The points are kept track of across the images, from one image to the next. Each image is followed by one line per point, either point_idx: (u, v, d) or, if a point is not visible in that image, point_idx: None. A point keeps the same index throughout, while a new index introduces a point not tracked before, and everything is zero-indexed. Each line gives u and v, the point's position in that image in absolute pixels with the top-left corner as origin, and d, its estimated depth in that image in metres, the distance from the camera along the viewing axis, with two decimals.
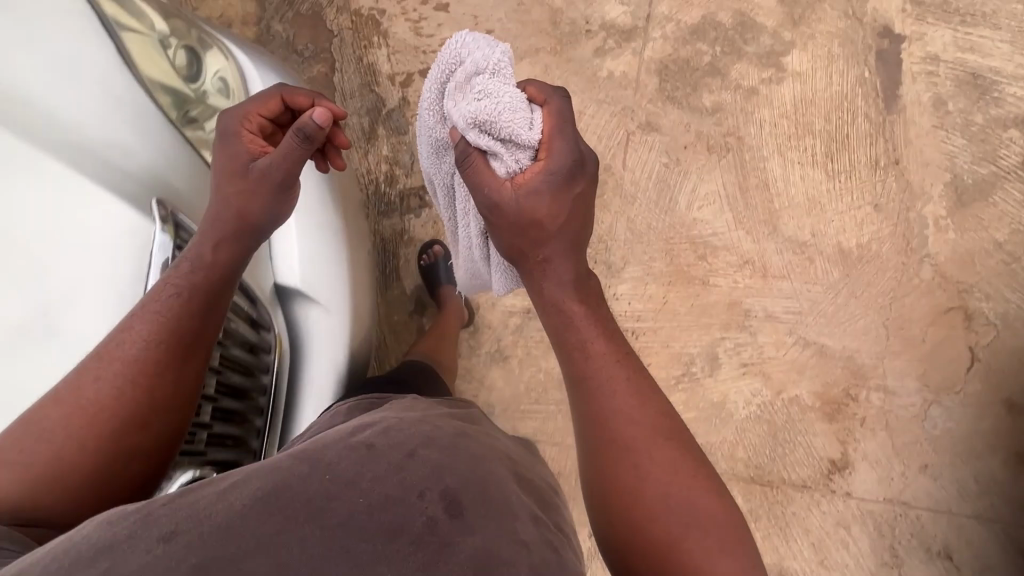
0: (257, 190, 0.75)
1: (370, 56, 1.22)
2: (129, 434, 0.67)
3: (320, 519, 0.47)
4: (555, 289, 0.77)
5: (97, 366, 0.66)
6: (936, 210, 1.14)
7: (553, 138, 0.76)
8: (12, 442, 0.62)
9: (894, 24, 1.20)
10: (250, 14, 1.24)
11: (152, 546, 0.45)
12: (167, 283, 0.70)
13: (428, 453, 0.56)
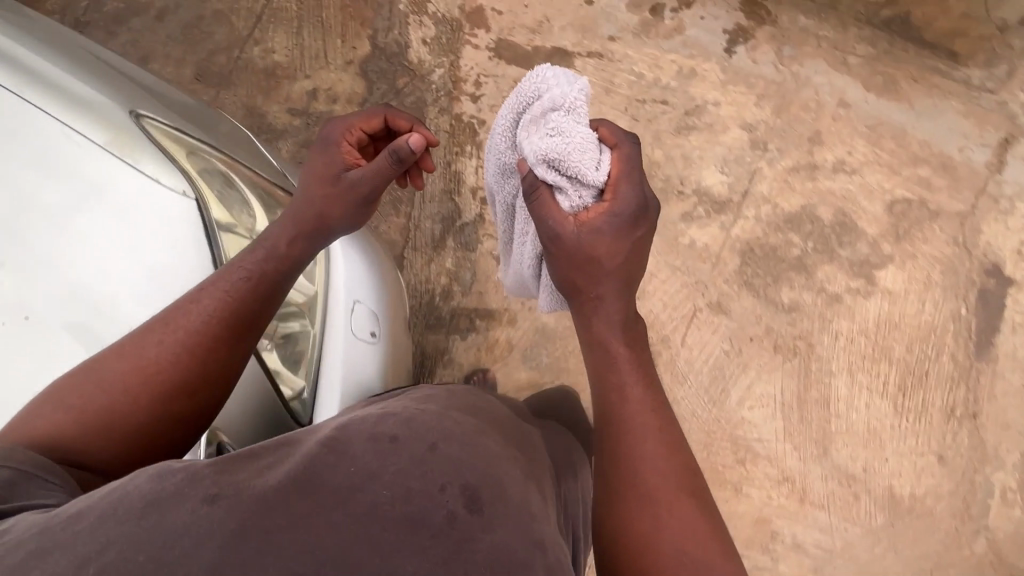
0: (343, 198, 0.81)
1: (459, 163, 1.22)
2: (173, 399, 0.68)
3: (347, 506, 0.47)
4: (604, 322, 0.77)
5: (162, 331, 0.69)
6: (1007, 479, 1.05)
7: (619, 180, 0.76)
8: (74, 385, 0.65)
9: (1005, 265, 1.13)
10: (357, 93, 1.27)
11: (197, 507, 0.46)
12: (241, 267, 0.75)
13: (450, 447, 0.55)
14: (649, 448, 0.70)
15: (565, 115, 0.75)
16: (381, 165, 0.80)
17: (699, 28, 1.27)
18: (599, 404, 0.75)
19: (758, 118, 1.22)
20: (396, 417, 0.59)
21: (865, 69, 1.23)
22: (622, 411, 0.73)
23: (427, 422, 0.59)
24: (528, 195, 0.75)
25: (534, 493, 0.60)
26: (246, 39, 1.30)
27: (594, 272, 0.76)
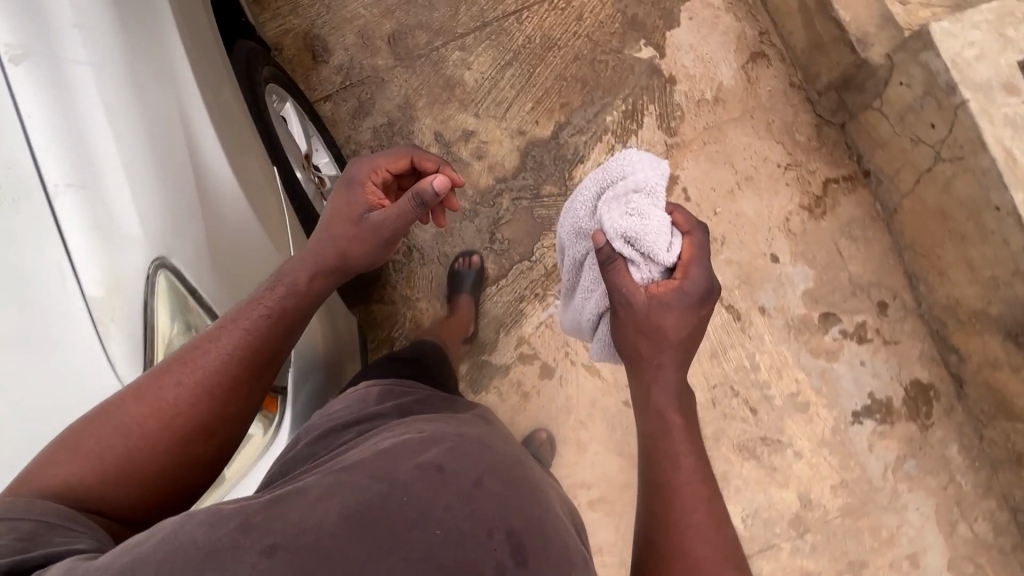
0: (365, 238, 0.74)
1: (530, 306, 1.11)
2: (193, 443, 0.60)
3: (404, 549, 0.43)
4: (661, 392, 0.69)
5: (181, 369, 0.60)
6: None
7: (692, 261, 0.72)
8: (84, 434, 0.56)
9: None
10: (504, 166, 1.16)
11: (258, 561, 0.41)
12: (260, 302, 0.66)
13: (493, 483, 0.50)
14: (698, 521, 0.60)
15: (643, 193, 0.74)
16: (403, 209, 0.72)
17: (850, 370, 1.09)
18: (647, 467, 0.65)
19: (823, 501, 1.05)
20: (421, 433, 0.55)
21: (965, 546, 1.03)
22: (673, 476, 0.63)
23: (454, 440, 0.55)
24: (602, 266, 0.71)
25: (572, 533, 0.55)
26: (457, 38, 1.20)
27: (659, 344, 0.69)
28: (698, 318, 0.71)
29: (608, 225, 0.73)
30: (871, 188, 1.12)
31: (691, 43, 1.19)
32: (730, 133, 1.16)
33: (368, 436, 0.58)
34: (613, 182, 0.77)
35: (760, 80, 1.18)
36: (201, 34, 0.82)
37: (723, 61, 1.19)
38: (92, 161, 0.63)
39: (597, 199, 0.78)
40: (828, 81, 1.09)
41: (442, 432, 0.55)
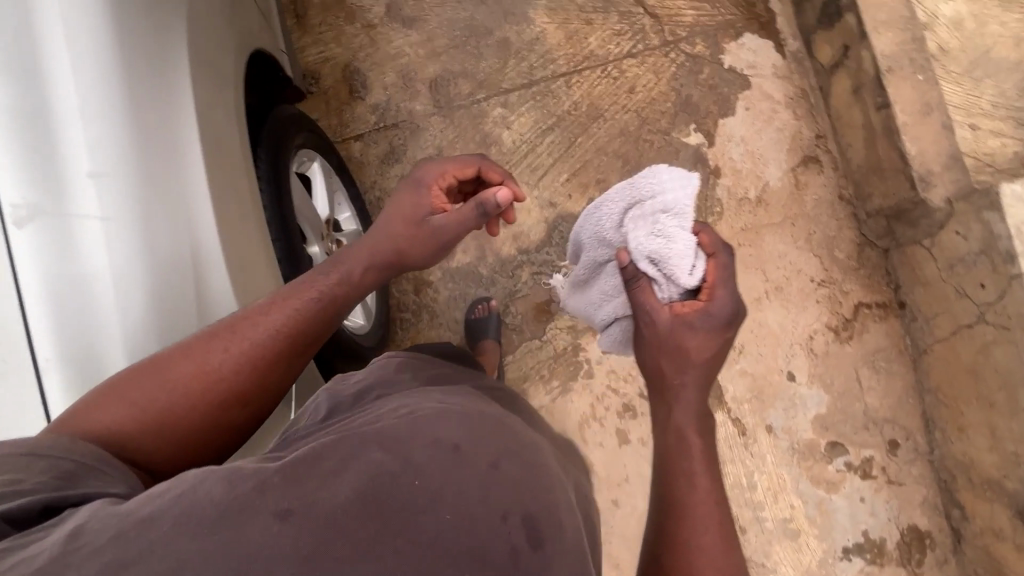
0: (425, 242, 0.71)
1: (532, 387, 1.09)
2: (228, 408, 0.57)
3: (412, 533, 0.39)
4: (683, 412, 0.64)
5: (227, 336, 0.57)
6: None
7: (719, 285, 0.68)
8: (127, 379, 0.53)
9: None
10: (529, 237, 1.12)
11: (270, 524, 0.38)
12: (313, 286, 0.64)
13: (510, 465, 0.45)
14: (710, 546, 0.55)
15: (671, 213, 0.70)
16: (467, 215, 0.70)
17: (848, 505, 1.05)
18: (657, 486, 0.61)
19: None
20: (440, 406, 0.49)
21: None
22: (686, 495, 0.58)
23: (473, 417, 0.49)
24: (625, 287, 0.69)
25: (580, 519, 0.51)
26: (501, 92, 1.15)
27: (682, 364, 0.65)
28: (722, 333, 0.67)
29: (632, 244, 0.70)
30: (904, 320, 1.07)
31: (742, 136, 1.14)
32: (768, 237, 1.11)
33: (381, 402, 0.52)
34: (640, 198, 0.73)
35: (809, 186, 1.12)
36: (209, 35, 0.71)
37: (774, 161, 1.13)
38: (73, 186, 0.55)
39: (623, 212, 0.74)
40: (880, 204, 1.04)
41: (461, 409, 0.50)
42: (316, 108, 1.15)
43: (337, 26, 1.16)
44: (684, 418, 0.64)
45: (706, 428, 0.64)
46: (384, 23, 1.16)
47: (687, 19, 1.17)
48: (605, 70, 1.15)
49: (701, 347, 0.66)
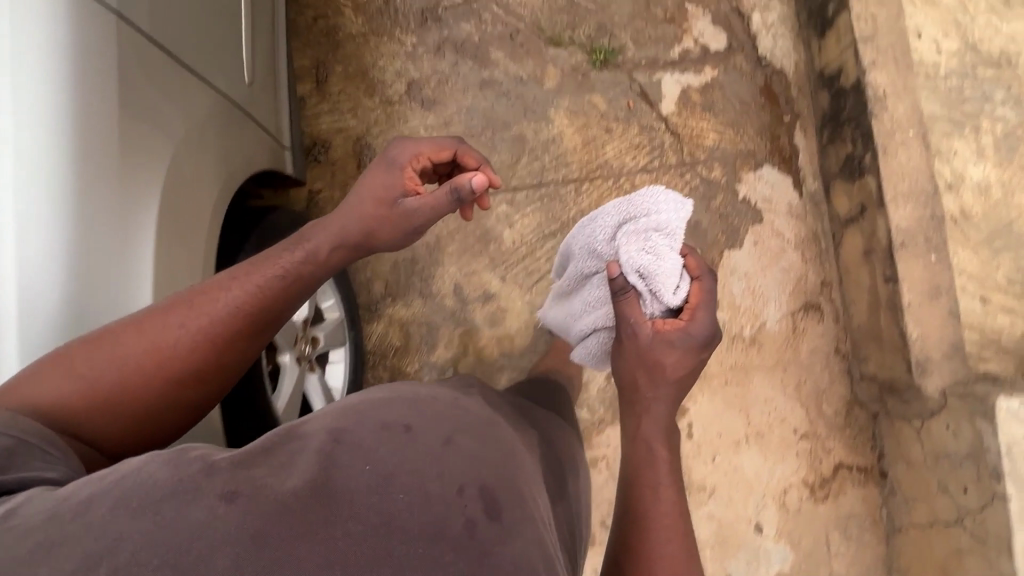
0: (396, 223, 0.73)
1: None
2: (184, 387, 0.61)
3: (364, 516, 0.41)
4: (652, 426, 0.66)
5: (184, 312, 0.60)
6: None
7: (698, 306, 0.72)
8: (77, 353, 0.56)
9: None
10: (514, 342, 1.10)
11: (216, 507, 0.40)
12: (274, 262, 0.67)
13: (463, 446, 0.50)
14: (673, 554, 0.56)
15: (662, 233, 0.77)
16: (439, 199, 0.71)
17: None
18: (624, 495, 0.63)
19: None
20: (390, 398, 0.54)
21: None
22: (651, 507, 0.60)
23: (432, 412, 0.54)
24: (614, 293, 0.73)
25: (539, 502, 0.55)
26: (509, 189, 1.13)
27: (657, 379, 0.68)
28: (701, 347, 0.69)
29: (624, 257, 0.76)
30: (882, 490, 1.04)
31: (746, 271, 1.11)
32: (756, 380, 1.08)
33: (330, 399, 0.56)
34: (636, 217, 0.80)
35: (806, 334, 1.09)
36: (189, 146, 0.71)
37: (774, 302, 1.10)
38: None
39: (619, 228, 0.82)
40: (874, 371, 1.01)
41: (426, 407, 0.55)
42: (321, 177, 1.13)
43: (356, 98, 1.15)
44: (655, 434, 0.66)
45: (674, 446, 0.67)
46: (403, 102, 1.15)
47: (708, 143, 1.15)
48: (617, 182, 1.13)
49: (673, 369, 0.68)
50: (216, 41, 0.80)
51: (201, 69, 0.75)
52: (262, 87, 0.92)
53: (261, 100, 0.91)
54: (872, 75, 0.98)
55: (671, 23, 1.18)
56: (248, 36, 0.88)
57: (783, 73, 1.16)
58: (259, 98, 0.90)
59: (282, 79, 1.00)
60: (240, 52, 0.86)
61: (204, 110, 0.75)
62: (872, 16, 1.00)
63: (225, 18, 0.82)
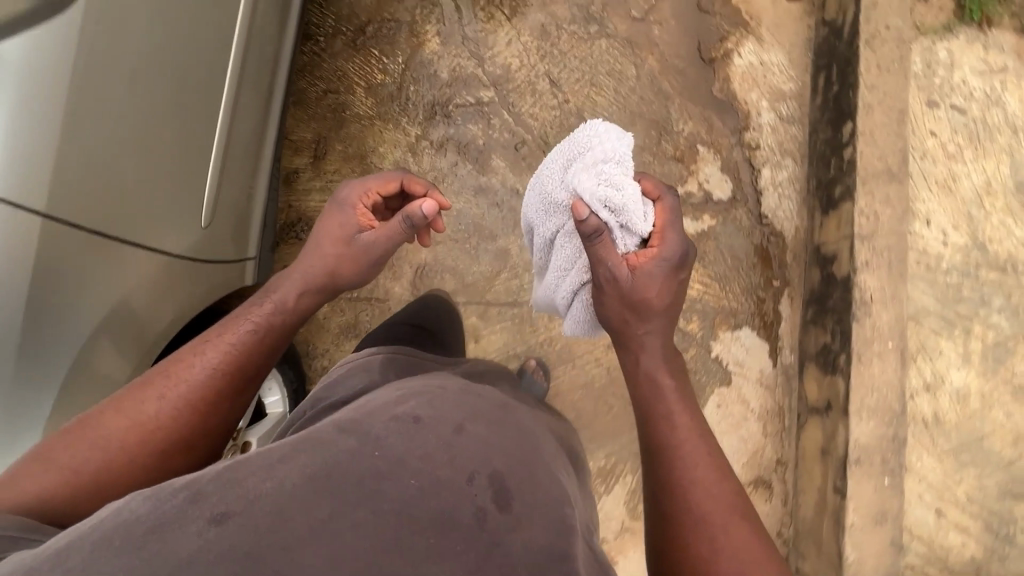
0: (353, 258, 0.84)
1: None
2: (171, 455, 0.71)
3: (373, 504, 0.44)
4: (651, 359, 0.82)
5: (162, 386, 0.72)
6: None
7: (664, 229, 0.80)
8: (61, 444, 0.67)
9: None
10: None
11: (205, 531, 0.41)
12: (246, 320, 0.79)
13: (476, 430, 0.53)
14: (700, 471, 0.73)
15: (613, 161, 0.78)
16: (392, 229, 0.81)
17: None
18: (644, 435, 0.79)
19: None
20: (400, 392, 0.58)
21: None
22: (672, 441, 0.76)
23: (445, 399, 0.56)
24: (588, 239, 0.74)
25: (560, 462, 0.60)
26: (483, 302, 1.12)
27: (647, 313, 0.80)
28: (673, 272, 0.79)
29: (586, 195, 0.75)
30: None
31: None
32: None
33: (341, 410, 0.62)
34: (581, 155, 0.79)
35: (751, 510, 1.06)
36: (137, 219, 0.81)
37: None
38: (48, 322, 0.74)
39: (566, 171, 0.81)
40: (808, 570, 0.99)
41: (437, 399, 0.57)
42: None
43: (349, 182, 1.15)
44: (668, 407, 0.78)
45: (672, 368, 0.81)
46: None
47: (691, 292, 1.13)
48: None
49: (654, 329, 0.82)
50: (185, 107, 0.85)
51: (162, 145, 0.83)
52: (244, 151, 0.99)
53: (240, 153, 0.98)
54: (862, 275, 0.95)
55: (678, 162, 1.17)
56: (231, 101, 0.93)
57: (782, 235, 1.13)
58: (237, 160, 0.98)
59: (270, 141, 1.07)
60: (217, 117, 0.91)
61: (163, 182, 0.84)
62: (875, 212, 0.97)
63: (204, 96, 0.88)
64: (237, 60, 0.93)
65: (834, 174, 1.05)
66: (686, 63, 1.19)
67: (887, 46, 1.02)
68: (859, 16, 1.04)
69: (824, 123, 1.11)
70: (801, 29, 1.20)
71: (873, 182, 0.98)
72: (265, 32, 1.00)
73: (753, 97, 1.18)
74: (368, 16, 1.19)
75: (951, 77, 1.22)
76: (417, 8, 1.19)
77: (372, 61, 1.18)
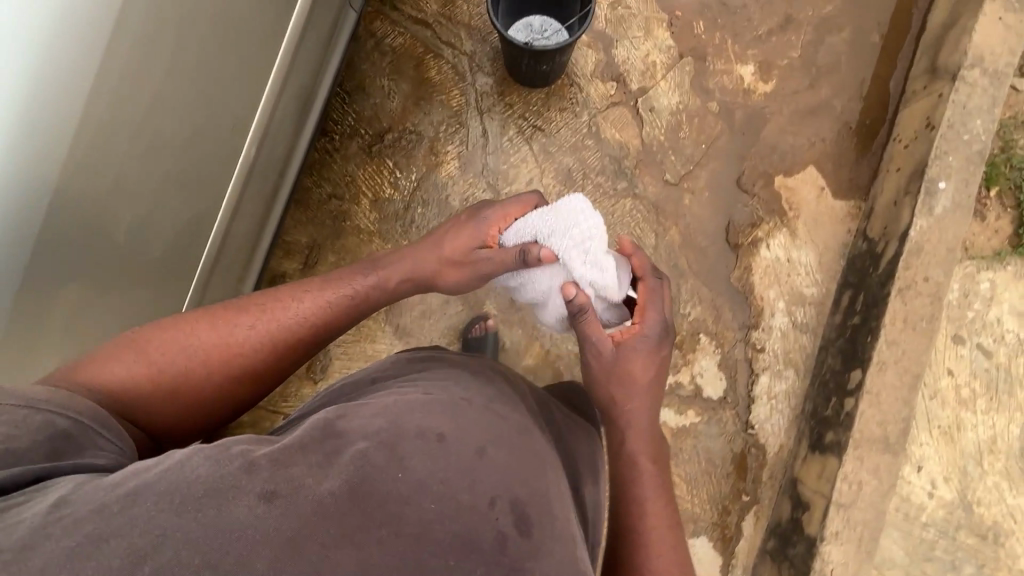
0: (463, 268, 0.82)
1: None
2: (237, 382, 0.70)
3: (396, 525, 0.45)
4: (637, 440, 0.79)
5: (258, 316, 0.73)
6: None
7: (646, 305, 0.81)
8: (150, 338, 0.67)
9: None
10: None
11: (254, 505, 0.44)
12: (350, 284, 0.80)
13: (498, 457, 0.51)
14: (664, 565, 0.70)
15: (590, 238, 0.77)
16: (507, 260, 0.78)
17: None
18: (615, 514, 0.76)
19: None
20: (424, 394, 0.56)
21: None
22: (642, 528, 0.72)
23: (467, 415, 0.55)
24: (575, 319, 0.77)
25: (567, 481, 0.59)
26: None
27: (630, 386, 0.79)
28: (659, 344, 0.80)
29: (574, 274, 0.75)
30: None
31: None
32: None
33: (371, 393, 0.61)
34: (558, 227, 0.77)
35: None
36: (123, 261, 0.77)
37: None
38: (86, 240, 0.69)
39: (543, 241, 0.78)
40: None
41: (455, 407, 0.56)
42: None
43: None
44: (640, 492, 0.75)
45: (656, 450, 0.80)
46: (378, 319, 1.11)
47: None
48: None
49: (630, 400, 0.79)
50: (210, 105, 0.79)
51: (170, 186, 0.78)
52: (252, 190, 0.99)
53: (245, 212, 0.98)
54: (828, 546, 0.91)
55: (676, 348, 1.11)
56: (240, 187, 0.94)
57: (764, 449, 1.08)
58: (226, 257, 0.99)
59: (263, 247, 1.08)
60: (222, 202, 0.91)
61: (165, 211, 0.80)
62: (860, 481, 0.92)
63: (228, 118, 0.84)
64: (252, 146, 0.92)
65: (830, 414, 1.00)
66: (709, 242, 1.12)
67: (920, 300, 0.94)
68: (898, 258, 0.97)
69: (836, 348, 1.04)
70: (840, 230, 1.12)
71: (866, 448, 0.92)
72: (283, 126, 1.00)
73: (771, 295, 1.11)
74: (390, 122, 1.13)
75: (986, 314, 1.14)
76: (442, 124, 1.13)
77: (383, 172, 1.12)
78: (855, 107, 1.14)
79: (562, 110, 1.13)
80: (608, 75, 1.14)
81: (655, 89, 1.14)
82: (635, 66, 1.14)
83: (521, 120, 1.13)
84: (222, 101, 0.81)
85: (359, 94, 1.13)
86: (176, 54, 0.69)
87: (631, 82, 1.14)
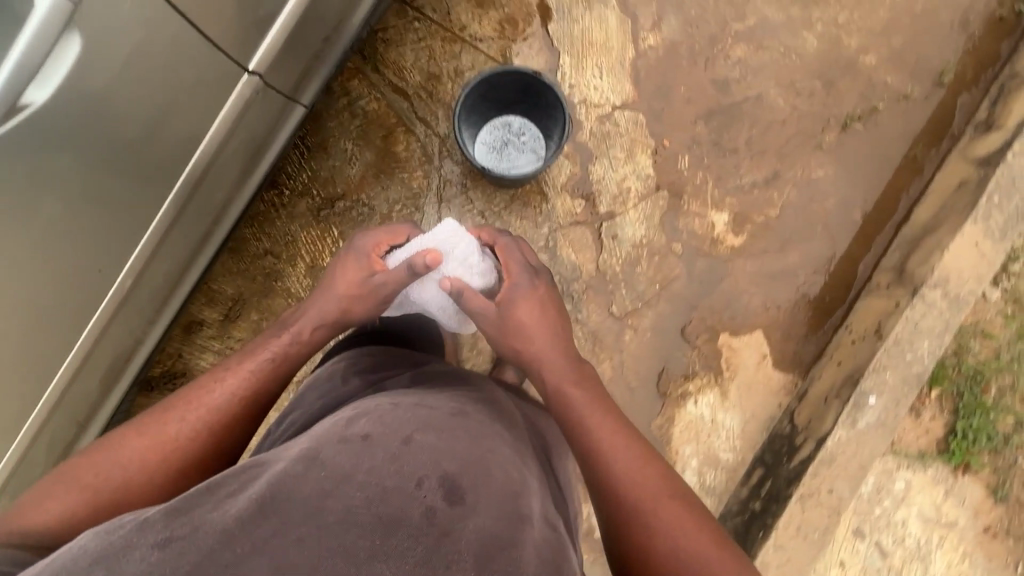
0: (369, 299, 0.78)
1: None
2: (187, 475, 0.62)
3: (318, 519, 0.39)
4: (554, 372, 0.74)
5: (183, 407, 0.65)
6: None
7: (509, 261, 0.82)
8: (80, 462, 0.60)
9: None
10: None
11: (148, 554, 0.37)
12: (267, 349, 0.74)
13: (427, 440, 0.47)
14: (624, 458, 0.63)
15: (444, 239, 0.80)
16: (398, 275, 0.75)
17: None
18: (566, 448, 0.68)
19: None
20: (351, 412, 0.52)
21: None
22: (589, 434, 0.66)
23: (400, 413, 0.51)
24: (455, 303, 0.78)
25: (538, 480, 0.56)
26: None
27: (524, 333, 0.78)
28: (532, 281, 0.81)
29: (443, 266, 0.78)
30: None
31: None
32: None
33: None
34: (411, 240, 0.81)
35: None
36: (63, 240, 0.72)
37: None
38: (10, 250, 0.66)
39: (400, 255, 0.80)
40: None
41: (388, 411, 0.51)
42: None
43: None
44: (574, 412, 0.69)
45: (580, 372, 0.75)
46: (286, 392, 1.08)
47: None
48: None
49: (558, 371, 0.75)
50: (176, 97, 0.74)
51: (112, 164, 0.73)
52: (202, 207, 0.93)
53: (188, 217, 0.92)
54: None
55: None
56: (190, 184, 0.86)
57: None
58: (145, 291, 0.92)
59: (180, 292, 1.01)
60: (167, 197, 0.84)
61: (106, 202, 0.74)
62: None
63: (198, 112, 0.79)
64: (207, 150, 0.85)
65: None
66: (639, 383, 1.10)
67: (819, 509, 0.93)
68: (810, 461, 0.94)
69: (733, 524, 1.03)
70: (771, 401, 1.10)
71: None
72: (237, 154, 0.94)
73: (686, 451, 1.09)
74: (345, 188, 1.08)
75: (893, 512, 1.14)
76: (397, 203, 1.08)
77: (327, 239, 1.07)
78: (818, 282, 1.11)
79: (523, 218, 1.09)
80: (579, 191, 1.09)
81: (622, 217, 1.10)
82: (608, 188, 1.10)
83: (477, 217, 1.08)
84: (196, 93, 0.77)
85: (320, 152, 1.08)
86: (137, 47, 0.65)
87: (600, 204, 1.10)
